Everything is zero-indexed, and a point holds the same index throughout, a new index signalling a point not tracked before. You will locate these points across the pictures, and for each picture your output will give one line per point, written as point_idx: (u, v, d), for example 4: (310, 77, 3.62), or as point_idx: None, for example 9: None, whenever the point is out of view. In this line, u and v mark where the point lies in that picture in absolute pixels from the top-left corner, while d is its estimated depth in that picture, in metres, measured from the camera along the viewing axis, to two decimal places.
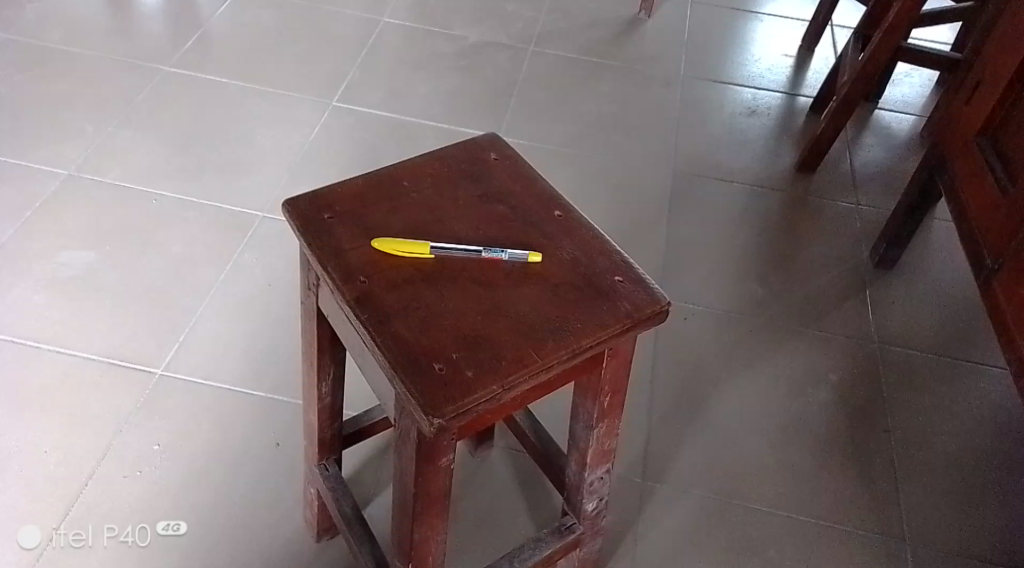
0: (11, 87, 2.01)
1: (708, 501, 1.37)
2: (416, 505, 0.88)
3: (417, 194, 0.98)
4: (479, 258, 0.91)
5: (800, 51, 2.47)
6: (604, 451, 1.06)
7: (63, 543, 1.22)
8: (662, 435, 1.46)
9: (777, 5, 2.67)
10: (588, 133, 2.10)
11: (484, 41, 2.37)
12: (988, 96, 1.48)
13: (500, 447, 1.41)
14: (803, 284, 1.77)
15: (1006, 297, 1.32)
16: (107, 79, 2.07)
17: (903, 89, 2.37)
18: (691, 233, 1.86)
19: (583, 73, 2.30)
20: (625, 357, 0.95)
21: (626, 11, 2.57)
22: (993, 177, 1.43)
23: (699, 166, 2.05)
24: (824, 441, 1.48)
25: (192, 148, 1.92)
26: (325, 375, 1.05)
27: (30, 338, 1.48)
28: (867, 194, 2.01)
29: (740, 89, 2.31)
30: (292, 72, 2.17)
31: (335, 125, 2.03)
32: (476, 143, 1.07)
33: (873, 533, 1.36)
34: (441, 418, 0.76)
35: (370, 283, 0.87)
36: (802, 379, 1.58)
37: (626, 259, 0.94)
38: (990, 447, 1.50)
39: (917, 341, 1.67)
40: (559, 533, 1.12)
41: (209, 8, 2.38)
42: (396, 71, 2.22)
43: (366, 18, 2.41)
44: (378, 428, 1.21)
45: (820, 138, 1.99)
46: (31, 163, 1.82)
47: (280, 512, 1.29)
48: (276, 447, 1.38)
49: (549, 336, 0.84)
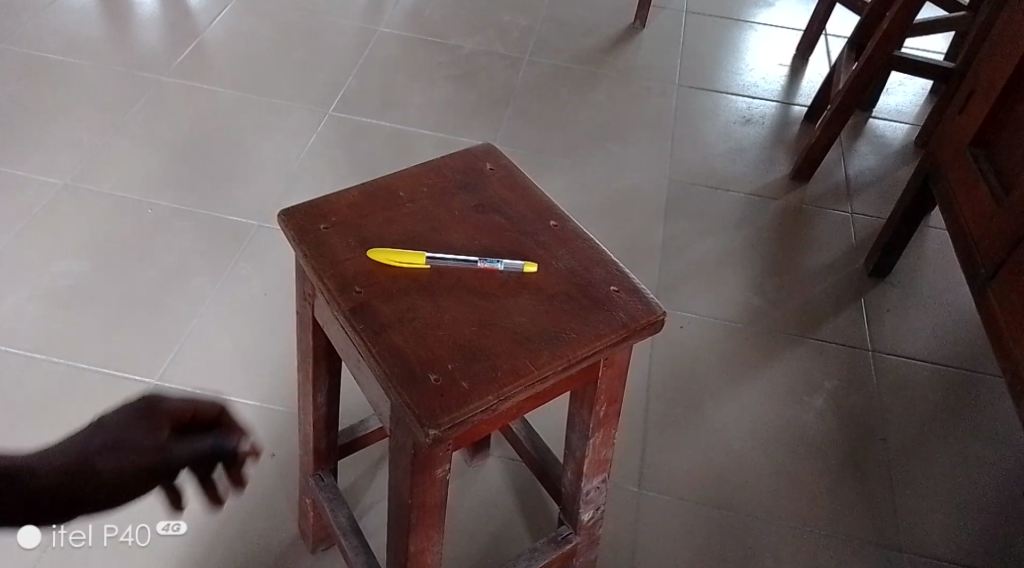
0: (8, 96, 2.01)
1: (705, 510, 1.38)
2: (413, 515, 0.88)
3: (413, 205, 0.98)
4: (475, 268, 0.91)
5: (794, 60, 2.48)
6: (601, 460, 1.06)
7: (63, 543, 1.23)
8: (658, 442, 1.47)
9: (771, 14, 2.69)
10: (583, 141, 2.11)
11: (480, 50, 2.38)
12: (981, 106, 1.48)
13: (497, 456, 1.41)
14: (799, 292, 1.78)
15: (1001, 307, 1.33)
16: (104, 88, 2.08)
17: (897, 98, 2.38)
18: (687, 240, 1.87)
19: (579, 82, 2.31)
20: (621, 367, 0.96)
21: (622, 20, 2.58)
22: (987, 187, 1.44)
23: (695, 175, 2.06)
24: (819, 450, 1.48)
25: (189, 157, 1.92)
26: (321, 385, 1.05)
27: (26, 347, 1.48)
28: (862, 203, 2.02)
29: (735, 98, 2.32)
30: (289, 82, 2.18)
31: (333, 134, 2.04)
32: (472, 152, 1.07)
33: (870, 542, 1.36)
34: (437, 428, 0.76)
35: (366, 293, 0.87)
36: (798, 388, 1.58)
37: (622, 269, 0.94)
38: (988, 455, 1.50)
39: (913, 350, 1.68)
40: (555, 542, 1.12)
41: (206, 18, 2.39)
42: (393, 81, 2.23)
43: (363, 28, 2.41)
44: (373, 438, 1.21)
45: (814, 147, 2.00)
46: (27, 172, 1.82)
47: (278, 520, 1.29)
48: (272, 457, 1.37)
49: (545, 346, 0.84)
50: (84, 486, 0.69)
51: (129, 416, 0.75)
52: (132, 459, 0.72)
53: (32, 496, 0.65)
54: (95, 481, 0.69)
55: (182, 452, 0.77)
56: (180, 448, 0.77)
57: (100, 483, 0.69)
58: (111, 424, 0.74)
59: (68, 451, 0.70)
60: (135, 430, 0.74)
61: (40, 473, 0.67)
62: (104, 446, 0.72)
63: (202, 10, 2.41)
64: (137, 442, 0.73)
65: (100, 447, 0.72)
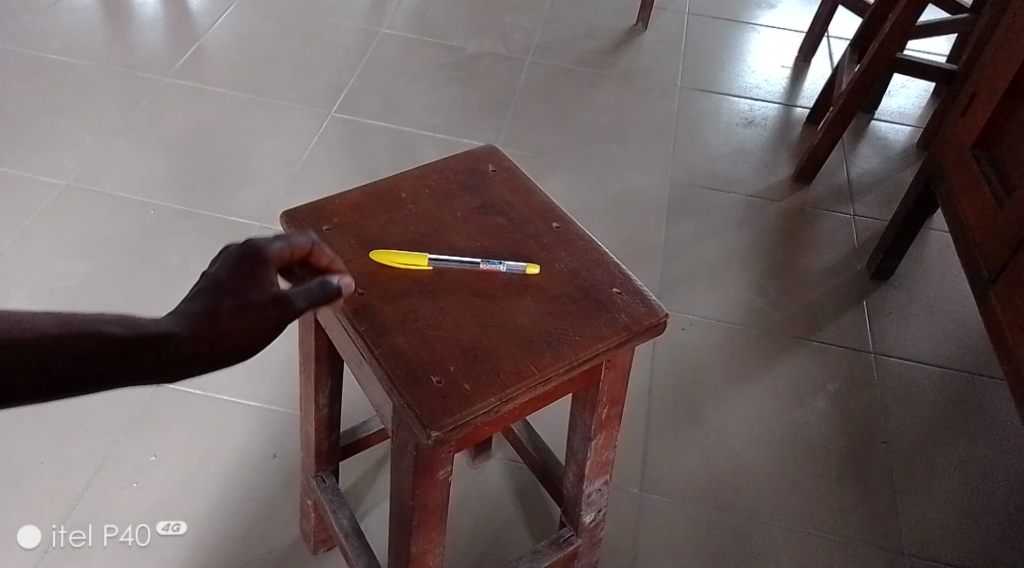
0: (11, 97, 2.02)
1: (707, 512, 1.38)
2: (414, 518, 0.89)
3: (415, 206, 0.98)
4: (477, 270, 0.91)
5: (796, 62, 2.48)
6: (603, 462, 1.06)
7: (63, 543, 1.23)
8: (659, 444, 1.47)
9: (773, 16, 2.68)
10: (585, 143, 2.11)
11: (482, 51, 2.38)
12: (983, 109, 1.48)
13: (498, 457, 1.41)
14: (801, 294, 1.78)
15: (1003, 309, 1.33)
16: (107, 89, 2.08)
17: (900, 100, 2.38)
18: (689, 242, 1.87)
19: (581, 84, 2.31)
20: (623, 369, 0.96)
21: (624, 21, 2.58)
22: (989, 189, 1.44)
23: (697, 177, 2.06)
24: (822, 453, 1.48)
25: (191, 158, 1.92)
26: (322, 387, 1.05)
27: None
28: (864, 205, 2.02)
29: (737, 99, 2.32)
30: (291, 83, 2.18)
31: (335, 135, 2.04)
32: (475, 154, 1.07)
33: (872, 545, 1.36)
34: (439, 430, 0.77)
35: (368, 294, 0.87)
36: (800, 390, 1.58)
37: (625, 271, 0.94)
38: (991, 459, 1.50)
39: (916, 353, 1.68)
40: (557, 545, 1.12)
41: (208, 18, 2.39)
42: (395, 82, 2.23)
43: (365, 29, 2.41)
44: (374, 440, 1.21)
45: (816, 149, 2.00)
46: (30, 173, 1.83)
47: (279, 520, 1.29)
48: (273, 458, 1.38)
49: (547, 348, 0.84)
50: (213, 347, 0.62)
51: (237, 271, 0.66)
52: (254, 311, 0.64)
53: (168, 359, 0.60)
54: (225, 341, 0.62)
55: (303, 293, 0.66)
56: (301, 291, 0.66)
57: (230, 342, 0.63)
58: (224, 280, 0.65)
59: (194, 311, 0.63)
60: (246, 284, 0.66)
61: (175, 336, 0.61)
62: (224, 304, 0.63)
63: (205, 11, 2.42)
64: (254, 296, 0.65)
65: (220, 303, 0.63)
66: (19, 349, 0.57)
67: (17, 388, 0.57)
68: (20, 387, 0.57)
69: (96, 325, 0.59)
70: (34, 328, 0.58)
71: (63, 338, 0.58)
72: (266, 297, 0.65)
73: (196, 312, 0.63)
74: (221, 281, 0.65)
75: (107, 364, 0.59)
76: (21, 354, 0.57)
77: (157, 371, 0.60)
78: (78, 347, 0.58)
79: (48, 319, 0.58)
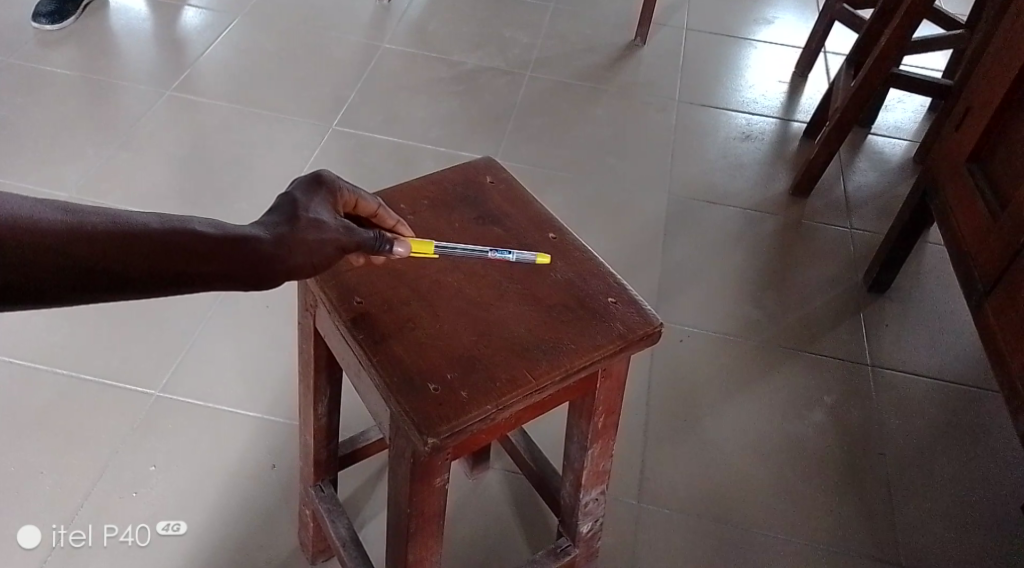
0: (14, 110, 2.04)
1: (704, 523, 1.39)
2: (410, 524, 0.89)
3: (413, 218, 0.99)
4: (485, 258, 0.95)
5: (794, 77, 2.50)
6: (599, 472, 1.07)
7: (63, 542, 1.25)
8: (657, 455, 1.48)
9: (771, 31, 2.71)
10: (584, 157, 2.13)
11: (482, 66, 2.40)
12: (977, 122, 1.50)
13: (496, 468, 1.41)
14: (798, 307, 1.79)
15: (998, 322, 1.34)
16: (110, 103, 2.10)
17: (897, 115, 2.40)
18: (687, 255, 1.88)
19: (580, 98, 2.33)
20: (618, 379, 0.97)
21: (623, 37, 2.60)
22: (982, 203, 1.45)
23: (695, 190, 2.07)
24: (819, 465, 1.49)
25: (191, 171, 1.94)
26: (321, 397, 1.06)
27: (28, 359, 1.49)
28: (861, 218, 2.03)
29: (735, 114, 2.34)
30: (292, 97, 2.20)
31: (336, 148, 2.06)
32: (474, 166, 1.08)
33: (869, 557, 1.37)
34: (435, 438, 0.78)
35: (366, 303, 0.88)
36: (798, 403, 1.59)
37: (620, 281, 0.95)
38: (988, 471, 1.50)
39: (913, 366, 1.68)
40: (553, 554, 1.13)
41: (210, 32, 2.41)
42: (396, 96, 2.25)
43: (366, 43, 2.43)
44: (373, 449, 1.22)
45: (814, 162, 2.01)
46: (31, 186, 1.84)
47: (276, 529, 1.30)
48: (272, 468, 1.38)
49: (542, 356, 0.85)
50: (293, 252, 0.74)
51: (311, 198, 0.80)
52: (326, 232, 0.78)
53: (254, 257, 0.71)
54: (303, 250, 0.75)
55: (362, 238, 0.82)
56: (360, 234, 0.82)
57: (305, 252, 0.75)
58: (300, 201, 0.79)
59: (279, 223, 0.76)
60: (317, 207, 0.80)
61: (260, 239, 0.72)
62: (303, 218, 0.77)
63: (208, 25, 2.44)
64: (328, 220, 0.79)
65: (297, 220, 0.76)
66: (121, 238, 0.64)
67: (122, 278, 0.64)
68: (112, 277, 0.63)
69: (191, 224, 0.68)
70: (137, 222, 0.65)
71: (168, 234, 0.66)
72: (337, 225, 0.80)
73: (277, 223, 0.75)
74: (298, 201, 0.79)
75: (193, 261, 0.67)
76: (126, 247, 0.64)
77: (244, 269, 0.70)
78: (178, 246, 0.66)
79: (149, 217, 0.67)
